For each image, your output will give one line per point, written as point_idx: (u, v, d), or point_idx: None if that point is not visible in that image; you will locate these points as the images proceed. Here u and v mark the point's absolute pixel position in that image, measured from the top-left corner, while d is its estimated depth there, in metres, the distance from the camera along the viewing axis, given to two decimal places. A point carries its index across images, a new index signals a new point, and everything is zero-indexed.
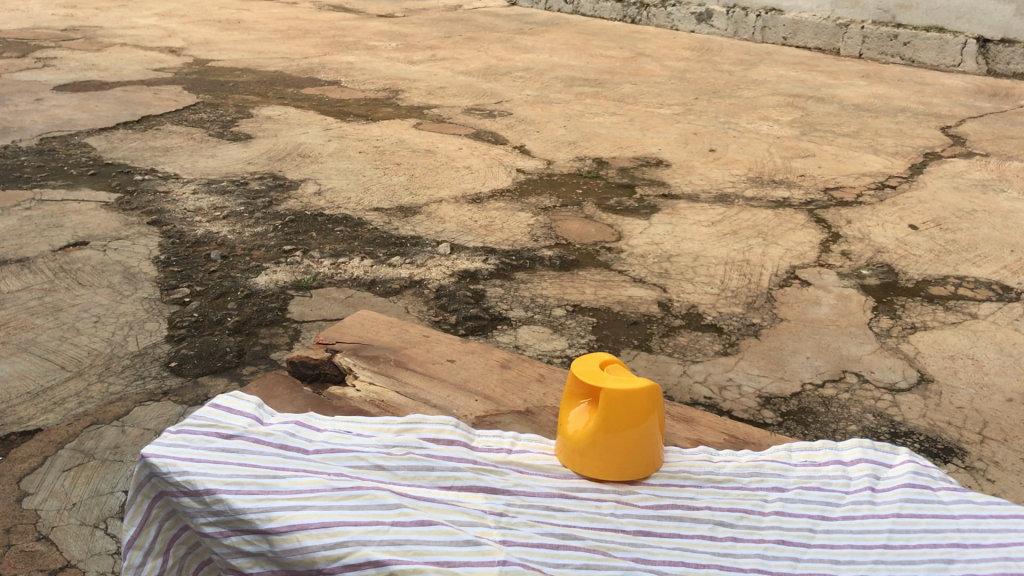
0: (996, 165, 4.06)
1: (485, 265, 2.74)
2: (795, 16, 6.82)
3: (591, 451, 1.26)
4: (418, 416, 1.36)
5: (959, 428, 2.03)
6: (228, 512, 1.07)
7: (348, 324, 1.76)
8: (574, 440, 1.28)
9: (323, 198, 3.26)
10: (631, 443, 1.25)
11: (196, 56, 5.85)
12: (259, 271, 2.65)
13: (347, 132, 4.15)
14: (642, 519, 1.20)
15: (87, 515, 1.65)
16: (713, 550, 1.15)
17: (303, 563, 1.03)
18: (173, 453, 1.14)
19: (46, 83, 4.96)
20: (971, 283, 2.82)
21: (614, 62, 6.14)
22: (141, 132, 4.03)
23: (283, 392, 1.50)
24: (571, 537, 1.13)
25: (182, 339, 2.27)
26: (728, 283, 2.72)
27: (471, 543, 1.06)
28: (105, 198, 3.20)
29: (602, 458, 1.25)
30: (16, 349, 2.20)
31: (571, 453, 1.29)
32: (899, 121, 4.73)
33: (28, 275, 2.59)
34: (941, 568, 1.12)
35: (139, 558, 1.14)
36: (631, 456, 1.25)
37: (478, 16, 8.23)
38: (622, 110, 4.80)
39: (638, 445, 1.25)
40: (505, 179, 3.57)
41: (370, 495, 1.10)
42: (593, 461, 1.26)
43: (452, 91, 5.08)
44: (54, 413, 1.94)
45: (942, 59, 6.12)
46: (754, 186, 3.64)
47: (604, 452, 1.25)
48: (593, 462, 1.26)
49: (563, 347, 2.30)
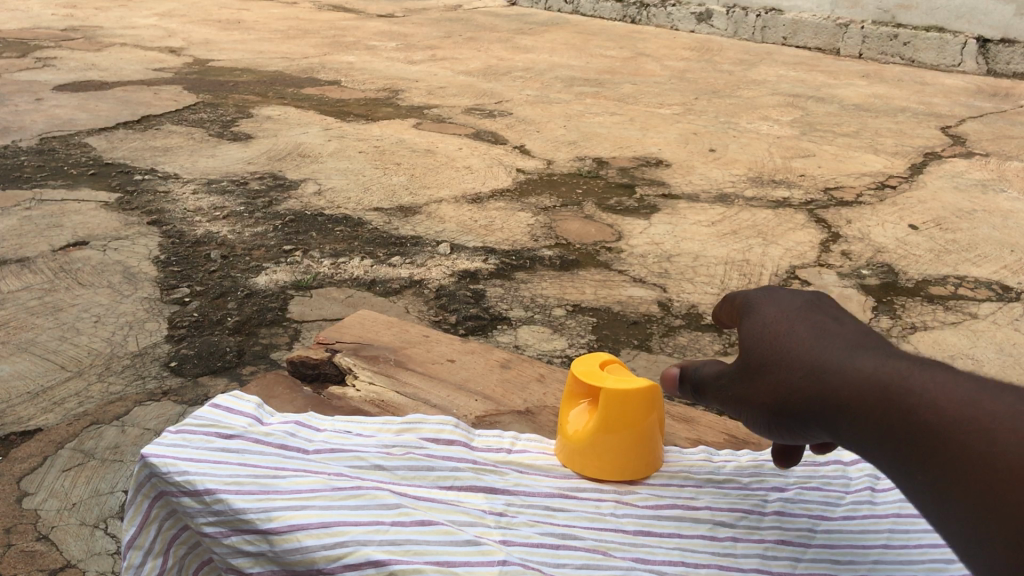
0: (996, 165, 4.06)
1: (484, 265, 2.74)
2: (795, 16, 6.82)
3: (595, 450, 1.26)
4: (418, 416, 1.35)
5: None
6: (228, 512, 1.07)
7: (348, 324, 1.76)
8: (574, 440, 1.28)
9: (323, 198, 3.26)
10: (637, 440, 1.26)
11: (195, 56, 5.84)
12: (259, 271, 2.65)
13: (347, 133, 4.15)
14: (642, 519, 1.20)
15: (87, 515, 1.65)
16: (713, 549, 1.15)
17: (303, 564, 1.03)
18: (173, 453, 1.14)
19: (46, 83, 4.95)
20: (971, 283, 2.82)
21: (614, 62, 6.14)
22: (141, 132, 4.02)
23: (284, 392, 1.50)
24: (571, 537, 1.14)
25: (182, 339, 2.27)
26: (728, 282, 2.72)
27: (471, 544, 1.06)
28: (106, 198, 3.20)
29: (607, 457, 1.26)
30: (16, 349, 2.20)
31: (571, 453, 1.29)
32: (899, 121, 4.73)
33: (29, 275, 2.59)
34: (941, 567, 1.13)
35: (139, 558, 1.14)
36: (638, 452, 1.27)
37: (478, 16, 8.22)
38: (622, 111, 4.80)
39: (645, 441, 1.27)
40: (506, 179, 3.57)
41: (370, 495, 1.11)
42: (599, 460, 1.27)
43: (452, 91, 5.08)
44: (54, 413, 1.94)
45: (942, 59, 6.12)
46: (754, 186, 3.64)
47: (604, 452, 1.25)
48: (593, 461, 1.27)
49: (563, 347, 2.31)
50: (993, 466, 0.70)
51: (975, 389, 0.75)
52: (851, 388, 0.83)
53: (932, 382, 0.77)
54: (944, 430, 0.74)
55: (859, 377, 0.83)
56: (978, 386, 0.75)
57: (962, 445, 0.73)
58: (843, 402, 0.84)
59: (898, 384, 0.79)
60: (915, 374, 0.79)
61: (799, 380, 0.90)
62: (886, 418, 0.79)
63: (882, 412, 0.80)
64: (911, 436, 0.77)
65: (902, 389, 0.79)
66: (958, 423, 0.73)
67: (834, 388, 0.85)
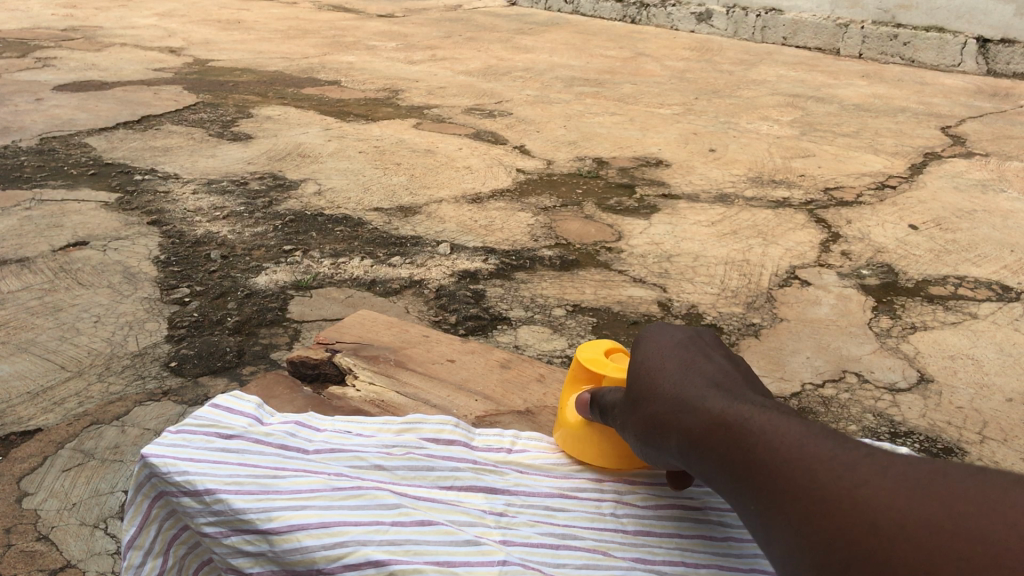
0: (996, 165, 4.06)
1: (485, 265, 2.74)
2: (795, 16, 6.82)
3: (590, 439, 1.30)
4: (418, 416, 1.35)
5: (959, 427, 2.03)
6: (228, 512, 1.07)
7: (348, 324, 1.76)
8: (573, 428, 1.32)
9: (323, 198, 3.26)
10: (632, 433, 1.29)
11: (196, 56, 5.84)
12: (259, 271, 2.65)
13: (347, 133, 4.15)
14: (642, 518, 1.20)
15: (87, 515, 1.65)
16: (716, 549, 1.16)
17: (303, 564, 1.03)
18: (173, 453, 1.14)
19: (46, 83, 4.95)
20: (971, 283, 2.82)
21: (614, 62, 6.14)
22: (141, 132, 4.02)
23: (284, 392, 1.51)
24: (571, 538, 1.14)
25: (182, 339, 2.27)
26: (728, 283, 2.72)
27: (471, 544, 1.07)
28: (106, 198, 3.19)
29: (599, 444, 1.30)
30: (16, 349, 2.20)
31: (570, 438, 1.33)
32: (898, 121, 4.73)
33: (29, 275, 2.59)
34: None
35: (139, 558, 1.14)
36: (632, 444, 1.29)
37: (478, 16, 8.21)
38: (622, 111, 4.80)
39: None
40: (505, 179, 3.57)
41: (370, 495, 1.11)
42: (592, 447, 1.31)
43: (452, 91, 5.08)
44: (54, 413, 1.94)
45: (942, 59, 6.12)
46: (754, 186, 3.64)
47: (601, 440, 1.29)
48: (591, 449, 1.31)
49: (563, 347, 2.31)
50: (801, 499, 0.81)
51: (804, 433, 0.86)
52: (702, 422, 0.95)
53: (767, 424, 0.89)
54: (768, 464, 0.85)
55: (707, 414, 0.95)
56: (806, 431, 0.87)
57: (779, 479, 0.84)
58: (692, 434, 0.96)
59: (740, 424, 0.91)
60: (753, 418, 0.91)
61: (659, 413, 1.02)
62: (726, 450, 0.90)
63: (722, 444, 0.91)
64: (743, 469, 0.88)
65: (743, 428, 0.90)
66: (780, 459, 0.85)
67: (687, 421, 0.97)
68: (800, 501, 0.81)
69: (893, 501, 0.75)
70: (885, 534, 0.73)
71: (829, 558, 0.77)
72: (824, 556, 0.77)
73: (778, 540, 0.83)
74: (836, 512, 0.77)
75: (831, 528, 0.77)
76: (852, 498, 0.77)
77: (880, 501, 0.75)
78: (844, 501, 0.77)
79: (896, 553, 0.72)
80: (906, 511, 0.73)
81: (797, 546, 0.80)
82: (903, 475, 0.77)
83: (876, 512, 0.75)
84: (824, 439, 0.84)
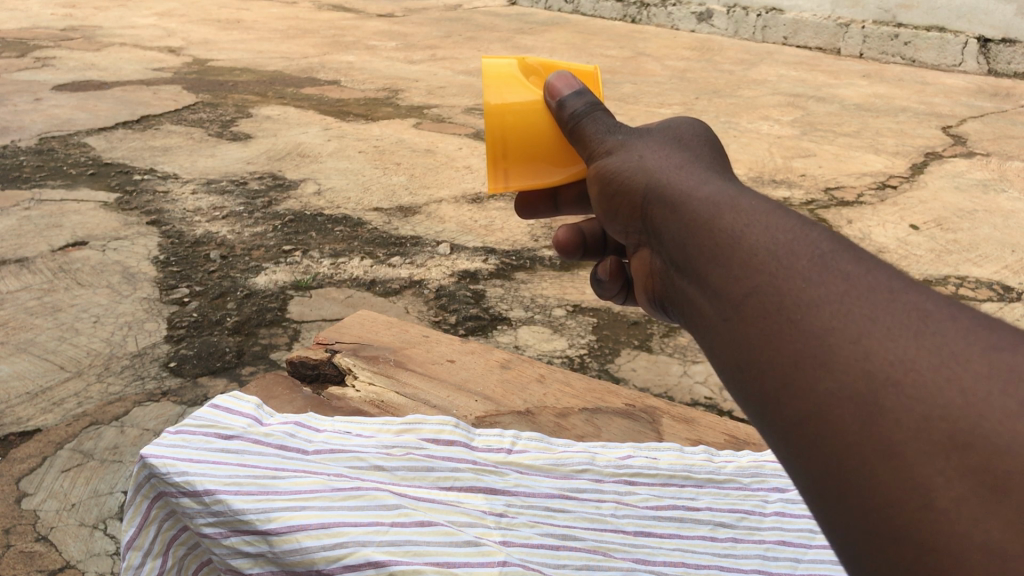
0: (996, 165, 4.05)
1: (484, 265, 2.74)
2: (795, 16, 6.80)
3: (517, 102, 1.06)
4: (418, 416, 1.34)
5: None
6: (228, 512, 1.06)
7: (348, 324, 1.74)
8: (509, 127, 1.06)
9: (322, 198, 3.26)
10: (545, 147, 1.06)
11: (195, 57, 5.83)
12: (258, 271, 2.64)
13: (347, 133, 4.14)
14: (642, 519, 1.23)
15: (86, 516, 1.65)
16: (714, 550, 1.20)
17: (303, 564, 1.02)
18: (172, 453, 1.13)
19: (45, 83, 4.94)
20: (971, 283, 2.82)
21: (614, 62, 6.12)
22: (140, 132, 4.01)
23: (284, 392, 1.52)
24: (571, 538, 1.16)
25: (182, 339, 2.26)
26: None
27: (472, 544, 1.08)
28: (105, 198, 3.19)
29: (514, 112, 1.06)
30: (16, 349, 2.19)
31: (497, 131, 1.07)
32: (899, 121, 4.71)
33: (28, 275, 2.58)
34: None
35: (138, 558, 1.12)
36: (523, 157, 1.07)
37: (478, 16, 8.19)
38: (622, 110, 4.79)
39: (541, 160, 1.07)
40: None
41: (370, 495, 1.11)
42: (515, 121, 1.06)
43: (451, 91, 5.06)
44: (53, 413, 1.94)
45: (942, 59, 6.12)
46: (754, 186, 3.62)
47: (519, 156, 1.08)
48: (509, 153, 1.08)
49: (564, 347, 2.31)
50: (821, 321, 0.64)
51: (895, 280, 0.64)
52: (700, 214, 0.78)
53: (786, 229, 0.72)
54: (784, 270, 0.68)
55: (708, 204, 0.78)
56: (894, 277, 0.65)
57: (796, 290, 0.66)
58: (683, 232, 0.79)
59: (747, 220, 0.73)
60: (765, 215, 0.74)
61: (681, 228, 0.79)
62: (723, 249, 0.73)
63: (717, 241, 0.74)
64: (743, 272, 0.70)
65: (750, 223, 0.73)
66: (805, 269, 0.67)
67: (714, 233, 0.75)
68: (819, 323, 0.64)
69: (964, 351, 0.58)
70: (947, 386, 0.57)
71: (891, 422, 0.58)
72: (841, 391, 0.60)
73: (769, 366, 0.66)
74: (875, 343, 0.60)
75: (863, 362, 0.60)
76: (907, 337, 0.60)
77: (946, 346, 0.59)
78: (894, 336, 0.60)
79: (954, 409, 0.56)
80: (983, 365, 0.57)
81: (796, 373, 0.64)
82: (978, 324, 0.60)
83: (935, 355, 0.58)
84: (865, 260, 0.67)
